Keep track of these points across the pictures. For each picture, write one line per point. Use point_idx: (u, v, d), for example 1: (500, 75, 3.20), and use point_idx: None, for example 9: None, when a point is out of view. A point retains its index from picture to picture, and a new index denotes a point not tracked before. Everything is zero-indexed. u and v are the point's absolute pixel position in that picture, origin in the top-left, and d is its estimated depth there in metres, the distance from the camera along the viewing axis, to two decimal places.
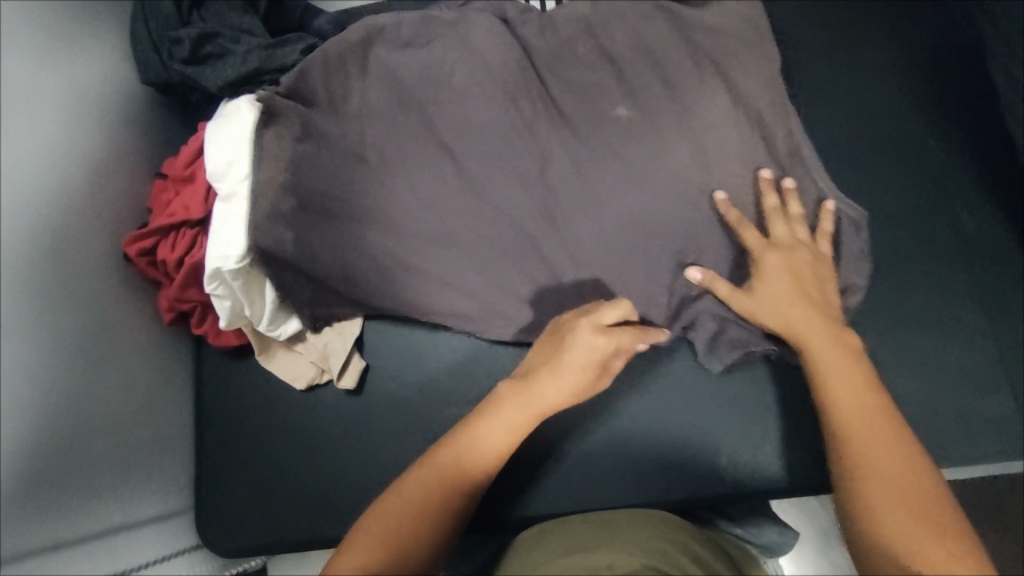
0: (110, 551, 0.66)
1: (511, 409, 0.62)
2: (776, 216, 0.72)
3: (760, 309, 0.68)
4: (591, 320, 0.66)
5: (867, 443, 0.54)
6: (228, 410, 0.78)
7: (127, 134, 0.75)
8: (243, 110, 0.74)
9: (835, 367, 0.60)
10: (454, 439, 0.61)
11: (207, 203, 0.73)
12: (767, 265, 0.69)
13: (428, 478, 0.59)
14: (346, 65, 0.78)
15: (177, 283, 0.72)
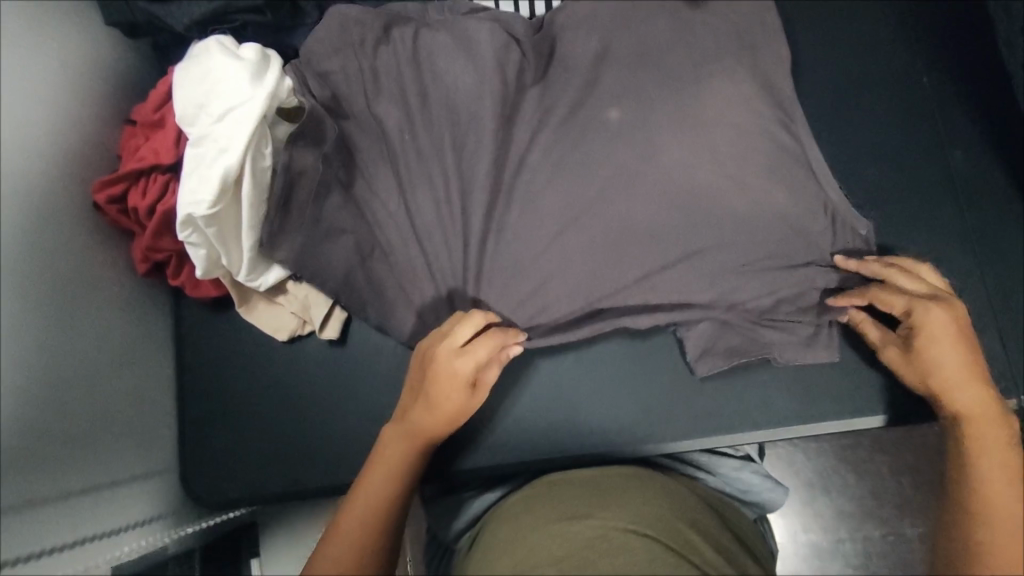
0: (67, 519, 0.63)
1: (402, 446, 0.64)
2: (902, 274, 0.68)
3: (933, 369, 0.62)
4: (452, 344, 0.65)
5: (1002, 528, 0.54)
6: (209, 362, 0.79)
7: (92, 85, 0.76)
8: (212, 52, 0.71)
9: (996, 451, 0.58)
10: (366, 482, 0.62)
11: (178, 148, 0.71)
12: (927, 321, 0.63)
13: (349, 526, 0.60)
14: (330, 27, 0.77)
15: (150, 231, 0.71)
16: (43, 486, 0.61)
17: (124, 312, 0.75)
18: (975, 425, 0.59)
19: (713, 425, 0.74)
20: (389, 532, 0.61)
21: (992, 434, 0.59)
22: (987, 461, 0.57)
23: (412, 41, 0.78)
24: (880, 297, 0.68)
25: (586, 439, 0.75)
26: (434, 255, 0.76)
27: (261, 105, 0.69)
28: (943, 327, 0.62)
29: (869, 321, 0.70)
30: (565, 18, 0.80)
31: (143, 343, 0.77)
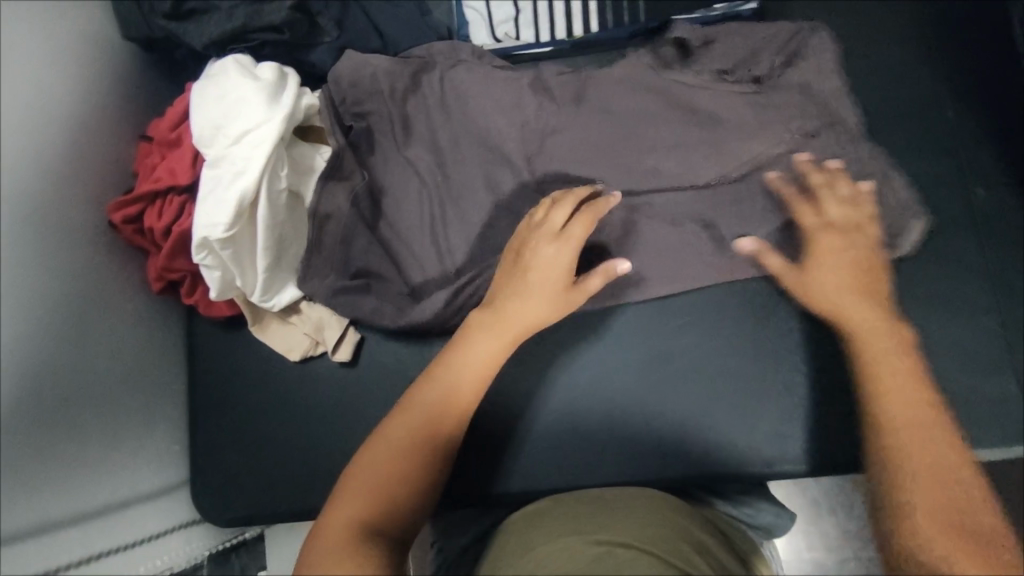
0: (74, 539, 0.63)
1: (480, 342, 0.63)
2: (831, 196, 0.71)
3: (811, 290, 0.68)
4: (549, 230, 0.67)
5: (925, 453, 0.54)
6: (221, 381, 0.79)
7: (109, 102, 0.75)
8: (230, 72, 0.71)
9: (884, 355, 0.61)
10: (426, 386, 0.61)
11: (195, 168, 0.71)
12: (821, 247, 0.69)
13: (400, 436, 0.58)
14: (355, 58, 0.77)
15: (166, 251, 0.71)
16: (47, 505, 0.61)
17: (137, 330, 0.75)
18: (863, 326, 0.64)
19: (727, 460, 0.72)
20: (446, 448, 0.59)
21: (876, 334, 0.63)
22: (885, 363, 0.60)
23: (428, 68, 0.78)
24: (795, 215, 0.72)
25: (598, 467, 0.74)
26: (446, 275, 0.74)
27: (278, 127, 0.69)
28: (835, 251, 0.68)
29: (827, 193, 0.71)
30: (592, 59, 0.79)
31: (155, 360, 0.77)
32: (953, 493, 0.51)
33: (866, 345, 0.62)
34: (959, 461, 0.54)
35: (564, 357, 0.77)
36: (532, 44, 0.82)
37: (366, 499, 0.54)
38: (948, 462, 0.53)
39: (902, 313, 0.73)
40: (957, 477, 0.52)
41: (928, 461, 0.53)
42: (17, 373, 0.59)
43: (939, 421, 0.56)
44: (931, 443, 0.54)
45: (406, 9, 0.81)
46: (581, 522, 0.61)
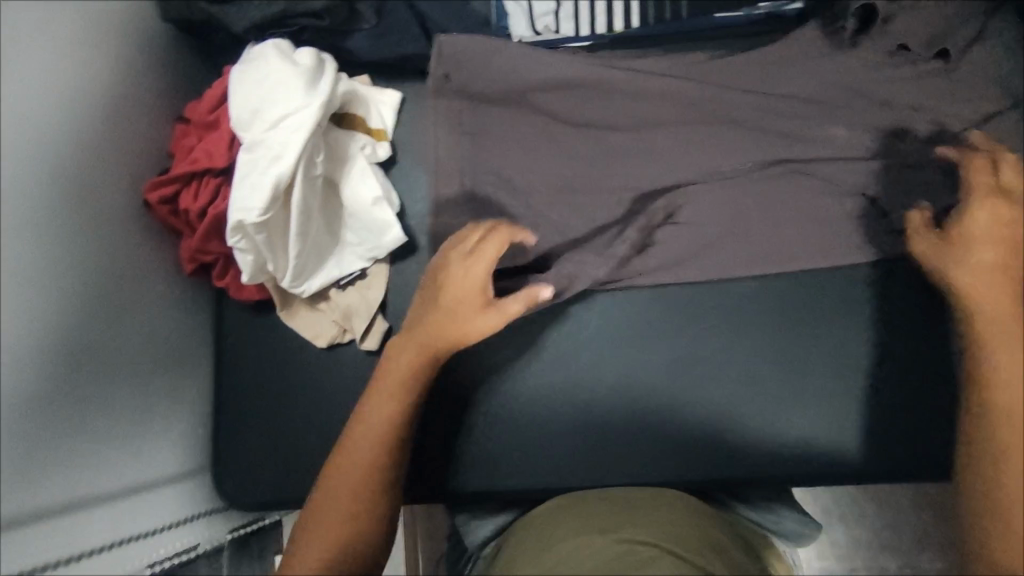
0: (89, 525, 0.60)
1: (405, 363, 0.68)
2: (1008, 171, 0.67)
3: (957, 260, 0.66)
4: (457, 255, 0.71)
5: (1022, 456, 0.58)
6: (247, 364, 0.79)
7: (146, 81, 0.76)
8: (269, 56, 0.71)
9: (1018, 359, 0.61)
10: (363, 418, 0.65)
11: (231, 151, 0.71)
12: (975, 219, 0.66)
13: (348, 469, 0.63)
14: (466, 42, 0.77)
15: (200, 232, 0.71)
16: (76, 482, 0.60)
17: (167, 310, 0.75)
18: (1002, 317, 0.63)
19: (752, 465, 0.72)
20: (394, 466, 0.64)
21: (1005, 309, 0.63)
22: (1020, 366, 0.60)
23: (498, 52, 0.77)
24: (969, 183, 0.68)
25: (622, 467, 0.73)
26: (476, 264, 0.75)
27: (316, 112, 0.68)
28: (992, 226, 0.65)
29: (1011, 163, 0.68)
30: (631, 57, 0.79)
31: (184, 341, 0.77)
32: None
33: (986, 331, 0.63)
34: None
35: (591, 354, 0.76)
36: (571, 37, 0.81)
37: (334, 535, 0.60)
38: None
39: (932, 324, 0.73)
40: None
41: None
42: (47, 346, 0.58)
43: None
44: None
45: None
46: (614, 523, 0.59)
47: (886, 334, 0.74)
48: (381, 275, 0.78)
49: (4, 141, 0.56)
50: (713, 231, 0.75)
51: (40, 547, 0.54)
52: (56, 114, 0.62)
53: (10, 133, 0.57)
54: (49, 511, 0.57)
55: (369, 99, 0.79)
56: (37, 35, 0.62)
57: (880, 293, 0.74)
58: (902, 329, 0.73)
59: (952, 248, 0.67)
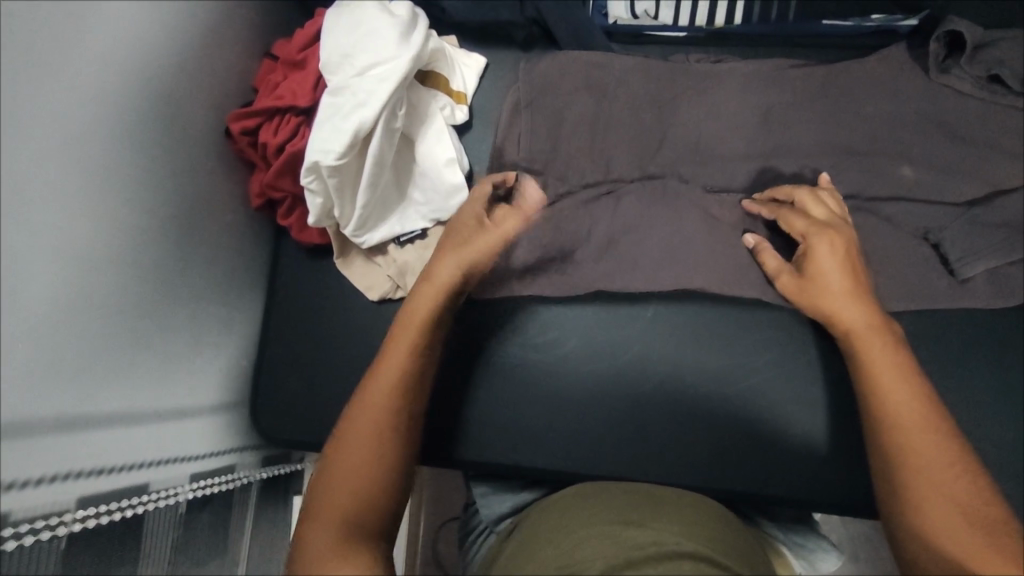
0: (138, 441, 0.60)
1: (421, 320, 0.62)
2: (813, 197, 0.68)
3: (801, 293, 0.66)
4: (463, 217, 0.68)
5: (925, 458, 0.54)
6: (297, 306, 0.80)
7: (242, 12, 0.76)
8: (366, 3, 0.71)
9: (881, 368, 0.60)
10: (374, 380, 0.58)
11: (316, 92, 0.71)
12: (818, 250, 0.65)
13: (363, 417, 0.56)
14: (555, 21, 0.76)
15: (274, 169, 0.71)
16: (134, 397, 0.60)
17: (231, 240, 0.76)
18: (868, 340, 0.62)
19: (789, 484, 0.71)
20: (410, 420, 0.58)
21: (874, 338, 0.62)
22: (886, 375, 0.59)
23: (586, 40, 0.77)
24: (782, 221, 0.69)
25: (653, 462, 0.72)
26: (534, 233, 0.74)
27: (406, 64, 0.68)
28: (831, 257, 0.64)
29: (806, 193, 0.69)
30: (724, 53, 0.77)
31: (242, 274, 0.78)
32: (955, 489, 0.53)
33: (865, 360, 0.61)
34: (969, 476, 0.53)
35: (640, 349, 0.74)
36: (668, 26, 0.78)
37: (350, 492, 0.52)
38: (962, 483, 0.53)
39: (1001, 372, 0.70)
40: (969, 493, 0.52)
41: (937, 478, 0.53)
42: (117, 254, 0.58)
43: (939, 434, 0.56)
44: (936, 455, 0.55)
45: None
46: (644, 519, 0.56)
47: (955, 375, 0.70)
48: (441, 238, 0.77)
49: (105, 48, 0.56)
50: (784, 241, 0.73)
51: (88, 454, 0.53)
52: (156, 29, 0.63)
53: (118, 43, 0.58)
54: (108, 421, 0.56)
55: (454, 60, 0.78)
56: None
57: (948, 331, 0.71)
58: (966, 375, 0.70)
59: (810, 280, 0.65)
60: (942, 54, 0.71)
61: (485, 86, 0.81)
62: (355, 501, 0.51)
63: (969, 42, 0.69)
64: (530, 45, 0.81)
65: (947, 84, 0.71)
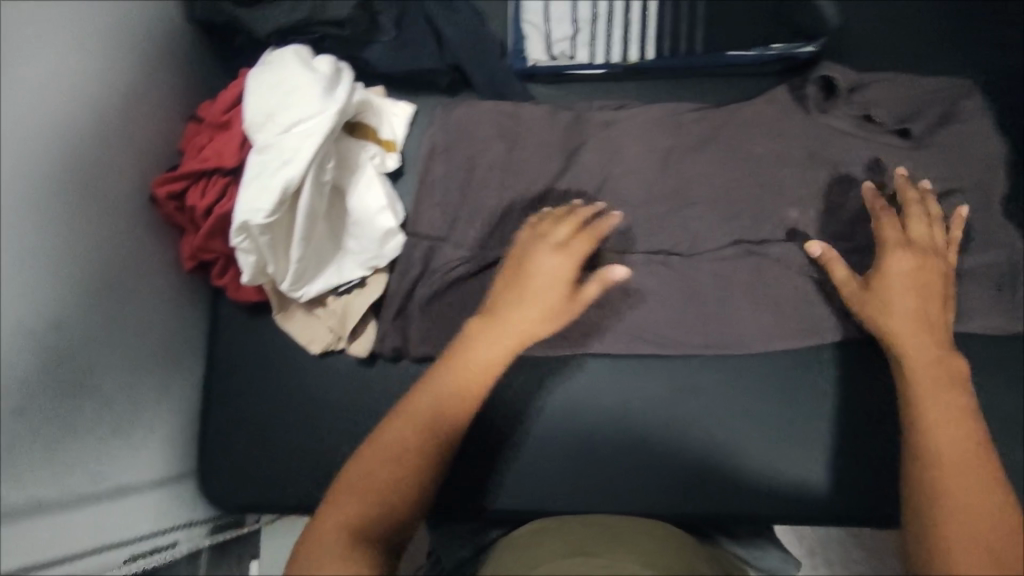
0: (65, 532, 0.57)
1: (479, 345, 0.60)
2: (919, 211, 0.68)
3: (879, 304, 0.64)
4: (546, 243, 0.66)
5: (960, 483, 0.54)
6: (238, 366, 0.79)
7: (161, 78, 0.76)
8: (287, 61, 0.72)
9: (946, 398, 0.58)
10: (416, 395, 0.58)
11: (241, 152, 0.71)
12: (892, 264, 0.65)
13: (398, 434, 0.55)
14: (475, 69, 0.78)
15: (203, 232, 0.71)
16: (54, 487, 0.57)
17: (166, 306, 0.74)
18: (917, 365, 0.61)
19: (745, 501, 0.70)
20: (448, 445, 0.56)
21: (943, 365, 0.61)
22: (934, 392, 0.59)
23: (505, 84, 0.78)
24: (879, 223, 0.68)
25: (610, 493, 0.71)
26: (467, 274, 0.74)
27: (330, 119, 0.69)
28: (908, 276, 0.64)
29: (915, 204, 0.68)
30: (641, 86, 0.79)
31: (177, 340, 0.76)
32: (984, 520, 0.52)
33: (922, 381, 0.60)
34: (992, 506, 0.52)
35: (587, 382, 0.73)
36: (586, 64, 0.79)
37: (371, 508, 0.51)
38: (992, 509, 0.52)
39: None
40: (997, 511, 0.52)
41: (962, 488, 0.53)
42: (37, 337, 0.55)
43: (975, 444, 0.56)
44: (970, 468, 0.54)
45: (465, 15, 0.78)
46: (600, 548, 0.56)
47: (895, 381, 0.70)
48: (377, 285, 0.76)
49: (20, 128, 0.55)
50: (718, 264, 0.72)
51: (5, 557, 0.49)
52: (73, 104, 0.62)
53: (34, 115, 0.56)
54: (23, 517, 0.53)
55: (381, 109, 0.79)
56: (60, 22, 0.61)
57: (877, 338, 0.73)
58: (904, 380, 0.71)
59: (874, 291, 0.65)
60: (822, 96, 0.74)
61: (414, 133, 0.82)
62: (373, 527, 0.50)
63: (842, 85, 0.73)
64: (454, 90, 0.82)
65: (827, 122, 0.73)
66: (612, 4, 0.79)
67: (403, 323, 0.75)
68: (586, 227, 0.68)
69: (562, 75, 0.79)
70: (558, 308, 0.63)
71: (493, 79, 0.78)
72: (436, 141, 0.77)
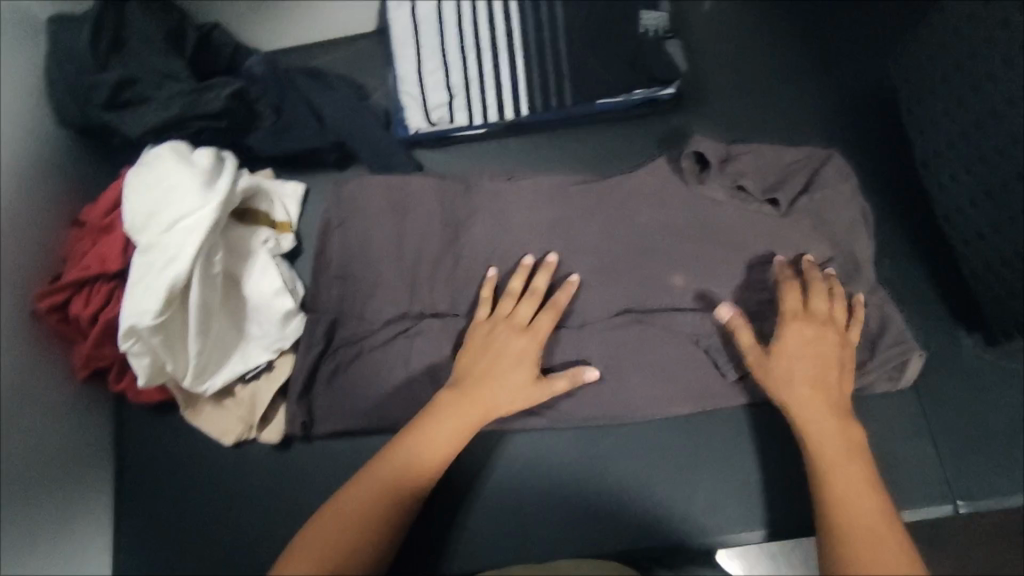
0: None
1: (441, 418, 0.66)
2: (821, 287, 0.68)
3: (778, 371, 0.64)
4: (513, 321, 0.70)
5: (873, 555, 0.52)
6: (149, 469, 0.76)
7: (45, 182, 0.73)
8: (166, 157, 0.71)
9: (849, 468, 0.58)
10: (387, 457, 0.63)
11: (126, 255, 0.70)
12: (791, 334, 0.65)
13: (362, 497, 0.61)
14: (357, 143, 0.80)
15: (91, 340, 0.69)
16: None
17: (63, 419, 0.72)
18: (821, 437, 0.61)
19: (664, 530, 0.72)
20: (404, 512, 0.61)
21: (842, 436, 0.61)
22: (839, 464, 0.59)
23: (389, 155, 0.81)
24: (783, 291, 0.68)
25: (531, 542, 0.72)
26: (373, 345, 0.76)
27: (212, 212, 0.69)
28: (805, 344, 0.65)
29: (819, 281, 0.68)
30: (521, 142, 0.83)
31: (79, 450, 0.74)
32: None
33: (823, 454, 0.60)
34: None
35: (500, 431, 0.75)
36: (466, 125, 0.81)
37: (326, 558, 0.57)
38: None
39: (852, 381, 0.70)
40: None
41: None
42: None
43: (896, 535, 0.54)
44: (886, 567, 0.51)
45: (343, 94, 0.81)
46: None
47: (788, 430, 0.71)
48: (285, 366, 0.76)
49: None
50: (605, 313, 0.75)
51: None
52: None
53: None
54: None
55: (272, 192, 0.80)
56: None
57: None
58: None
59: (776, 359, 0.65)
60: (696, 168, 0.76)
61: (309, 210, 0.83)
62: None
63: (712, 160, 0.74)
64: (343, 165, 0.84)
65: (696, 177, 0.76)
66: (481, 68, 0.80)
67: (312, 402, 0.75)
68: (553, 301, 0.72)
69: (446, 138, 0.82)
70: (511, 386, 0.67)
71: (377, 151, 0.80)
72: (329, 217, 0.79)
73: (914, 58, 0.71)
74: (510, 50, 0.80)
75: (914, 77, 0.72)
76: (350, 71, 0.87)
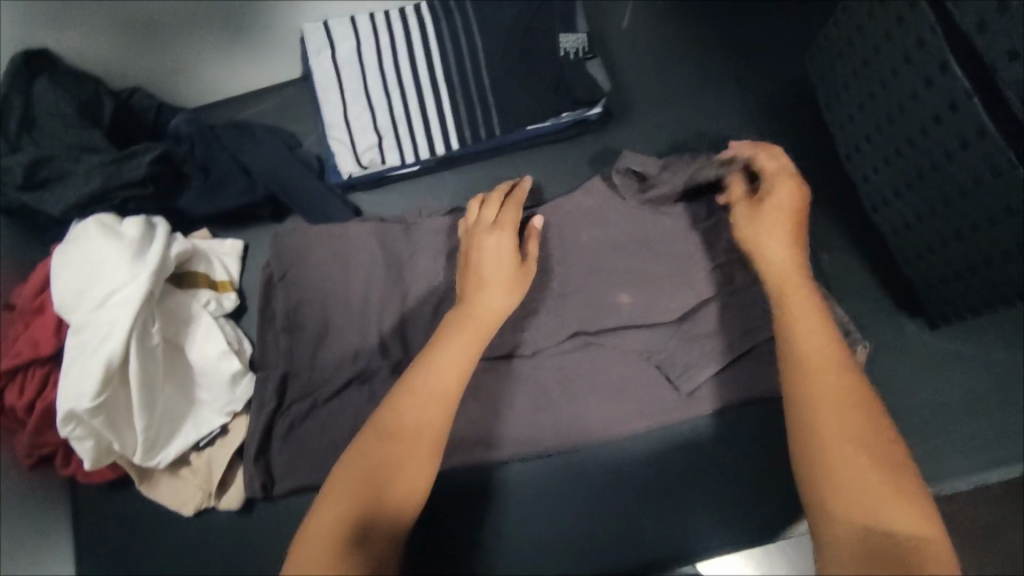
0: None
1: (442, 345, 0.57)
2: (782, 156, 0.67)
3: (769, 228, 0.60)
4: (483, 225, 0.66)
5: (842, 419, 0.48)
6: (111, 549, 0.75)
7: None
8: (92, 231, 0.70)
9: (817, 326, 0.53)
10: (395, 402, 0.54)
11: (59, 336, 0.68)
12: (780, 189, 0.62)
13: (374, 451, 0.52)
14: (290, 193, 0.79)
15: (30, 429, 0.68)
16: None
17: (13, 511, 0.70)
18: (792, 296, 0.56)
19: (638, 550, 0.72)
20: (424, 457, 0.53)
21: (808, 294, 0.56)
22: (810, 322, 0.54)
23: (324, 200, 0.80)
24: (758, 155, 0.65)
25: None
26: (324, 396, 0.74)
27: (144, 282, 0.68)
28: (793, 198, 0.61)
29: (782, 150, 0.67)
30: (456, 176, 0.84)
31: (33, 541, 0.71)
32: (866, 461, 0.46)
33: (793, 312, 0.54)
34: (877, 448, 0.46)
35: (464, 467, 0.74)
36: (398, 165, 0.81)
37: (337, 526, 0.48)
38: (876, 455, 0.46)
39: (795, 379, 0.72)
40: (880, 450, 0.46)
41: (855, 478, 0.45)
42: None
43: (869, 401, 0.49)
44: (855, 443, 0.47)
45: (271, 143, 0.80)
46: None
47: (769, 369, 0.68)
48: (240, 429, 0.75)
49: None
50: (555, 338, 0.75)
51: None
52: None
53: None
54: None
55: (209, 252, 0.79)
56: None
57: None
58: (762, 391, 0.73)
59: (760, 221, 0.60)
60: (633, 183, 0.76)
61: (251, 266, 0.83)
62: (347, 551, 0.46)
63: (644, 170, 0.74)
64: (280, 216, 0.84)
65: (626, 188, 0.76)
66: (406, 104, 0.80)
67: (270, 462, 0.74)
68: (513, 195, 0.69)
69: (381, 179, 0.83)
70: (506, 290, 0.61)
71: (311, 198, 0.80)
72: (268, 270, 0.77)
73: (828, 56, 0.73)
74: (434, 85, 0.80)
75: (829, 71, 0.73)
76: (279, 122, 0.87)
